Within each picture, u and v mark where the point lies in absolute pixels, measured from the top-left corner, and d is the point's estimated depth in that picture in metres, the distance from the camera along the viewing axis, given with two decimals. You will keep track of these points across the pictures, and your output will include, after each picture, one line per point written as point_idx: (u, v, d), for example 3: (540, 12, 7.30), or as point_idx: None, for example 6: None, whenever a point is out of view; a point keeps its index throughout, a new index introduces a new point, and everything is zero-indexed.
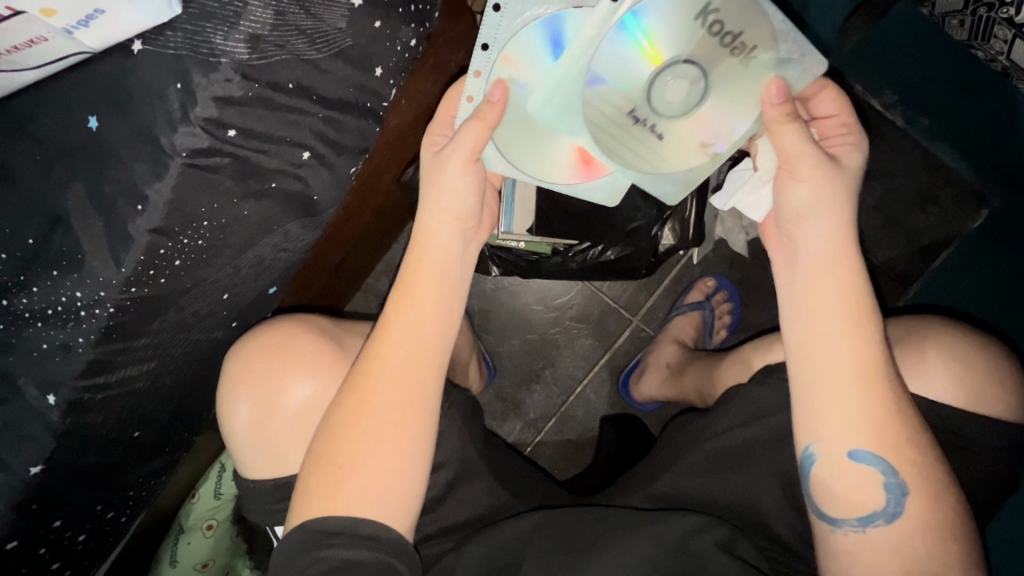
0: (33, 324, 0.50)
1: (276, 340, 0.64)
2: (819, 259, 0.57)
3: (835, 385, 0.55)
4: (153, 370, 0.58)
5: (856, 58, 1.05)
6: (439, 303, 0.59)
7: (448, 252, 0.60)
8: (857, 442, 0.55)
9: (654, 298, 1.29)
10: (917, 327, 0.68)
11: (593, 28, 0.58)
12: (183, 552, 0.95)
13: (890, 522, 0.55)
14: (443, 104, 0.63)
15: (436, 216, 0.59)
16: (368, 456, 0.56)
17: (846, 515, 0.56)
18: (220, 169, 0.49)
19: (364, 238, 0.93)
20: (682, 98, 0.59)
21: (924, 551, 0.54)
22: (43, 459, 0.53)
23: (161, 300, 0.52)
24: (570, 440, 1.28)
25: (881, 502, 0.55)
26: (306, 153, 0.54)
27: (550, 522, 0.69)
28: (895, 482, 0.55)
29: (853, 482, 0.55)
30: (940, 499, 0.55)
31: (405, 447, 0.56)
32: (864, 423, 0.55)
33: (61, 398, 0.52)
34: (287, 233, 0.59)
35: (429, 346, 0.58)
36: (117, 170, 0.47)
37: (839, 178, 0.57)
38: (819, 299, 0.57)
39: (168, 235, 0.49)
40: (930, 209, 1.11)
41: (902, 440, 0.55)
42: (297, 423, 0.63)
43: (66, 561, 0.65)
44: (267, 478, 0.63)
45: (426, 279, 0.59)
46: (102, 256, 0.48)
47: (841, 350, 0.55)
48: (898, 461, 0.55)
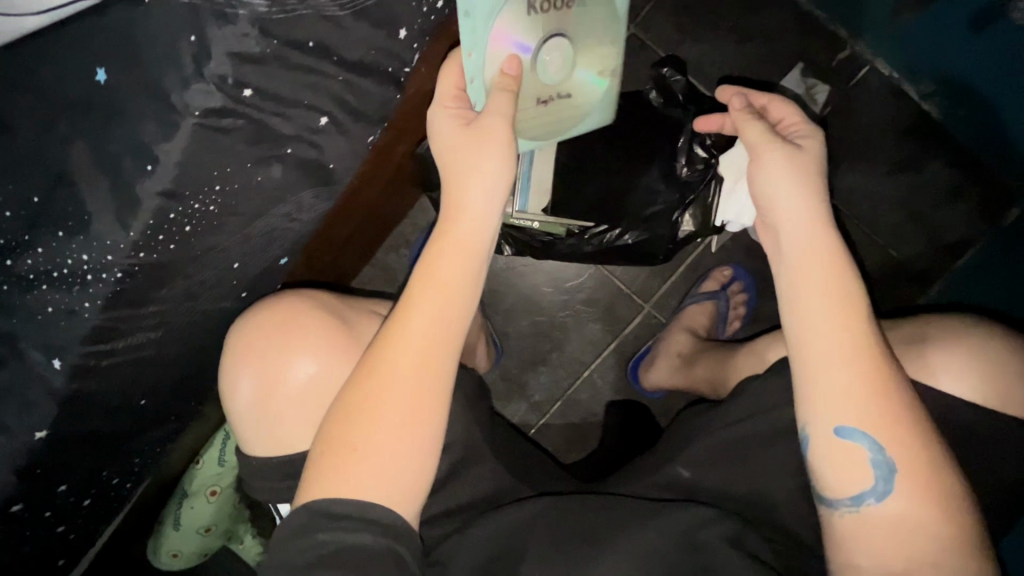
0: (37, 285, 0.46)
1: (279, 317, 0.62)
2: (800, 235, 0.56)
3: (830, 361, 0.53)
4: (159, 339, 0.55)
5: (895, 43, 1.04)
6: (453, 278, 0.57)
7: (474, 226, 0.57)
8: (844, 417, 0.53)
9: (667, 284, 1.27)
10: (920, 327, 0.67)
11: (474, 44, 0.56)
12: (186, 516, 0.99)
13: (891, 505, 0.52)
14: (441, 82, 0.60)
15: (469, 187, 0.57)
16: (378, 440, 0.54)
17: (835, 493, 0.54)
18: (234, 131, 0.45)
19: (373, 212, 0.92)
20: (564, 63, 0.63)
21: (931, 541, 0.51)
22: (47, 425, 0.51)
23: (170, 267, 0.49)
24: (574, 424, 1.27)
25: (869, 481, 0.53)
26: (323, 119, 0.51)
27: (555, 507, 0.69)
28: (882, 459, 0.52)
29: (842, 460, 0.53)
30: (949, 491, 0.52)
31: (409, 428, 0.55)
32: (860, 402, 0.52)
33: (66, 363, 0.49)
34: (300, 202, 0.56)
35: (427, 323, 0.56)
36: (124, 125, 0.43)
37: (804, 161, 0.57)
38: (814, 273, 0.55)
39: (177, 199, 0.45)
40: (959, 206, 1.08)
41: (898, 420, 0.52)
42: (298, 403, 0.61)
43: (70, 525, 0.65)
44: (268, 456, 0.62)
45: (444, 248, 0.57)
46: (108, 219, 0.44)
47: (834, 324, 0.53)
48: (892, 444, 0.52)
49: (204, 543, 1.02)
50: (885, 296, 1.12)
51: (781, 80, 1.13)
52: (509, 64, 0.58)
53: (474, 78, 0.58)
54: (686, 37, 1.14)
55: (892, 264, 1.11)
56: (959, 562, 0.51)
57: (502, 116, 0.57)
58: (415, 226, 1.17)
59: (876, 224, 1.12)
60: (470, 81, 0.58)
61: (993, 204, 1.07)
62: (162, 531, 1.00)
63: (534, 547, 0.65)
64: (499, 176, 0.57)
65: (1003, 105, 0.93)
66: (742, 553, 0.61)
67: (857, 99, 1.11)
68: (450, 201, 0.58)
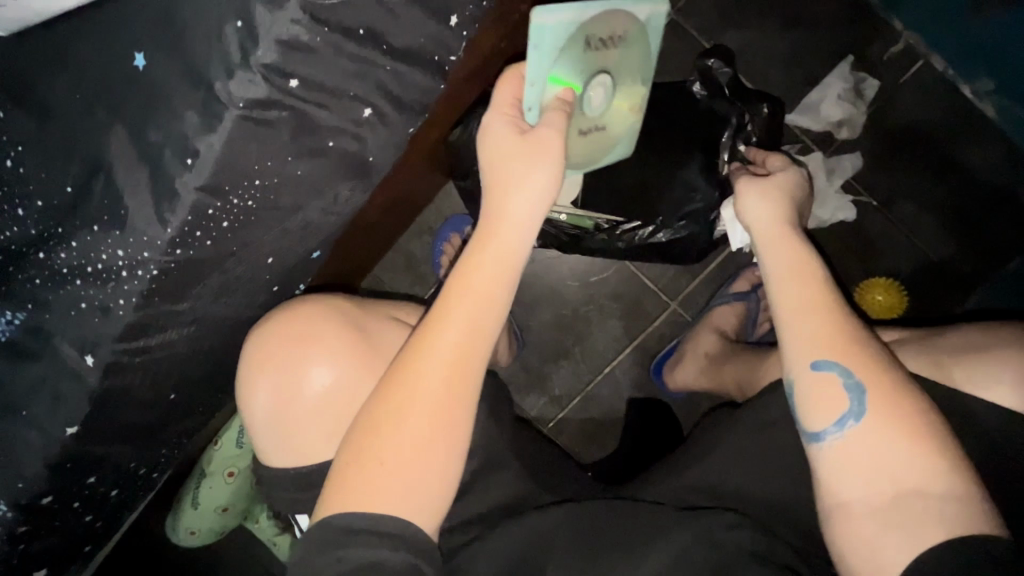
0: (71, 281, 0.45)
1: (301, 327, 0.60)
2: (763, 208, 0.62)
3: (793, 298, 0.55)
4: (191, 335, 0.53)
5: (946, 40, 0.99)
6: (490, 288, 0.55)
7: (515, 237, 0.55)
8: (812, 347, 0.53)
9: (695, 282, 1.24)
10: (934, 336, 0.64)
11: (534, 76, 0.57)
12: (205, 496, 1.00)
13: (871, 426, 0.49)
14: (498, 89, 0.57)
15: (514, 194, 0.54)
16: (402, 454, 0.53)
17: (817, 426, 0.51)
18: (278, 124, 0.42)
19: (399, 199, 0.89)
20: (604, 97, 0.64)
21: (918, 464, 0.47)
22: (79, 421, 0.49)
23: (206, 263, 0.47)
24: (593, 420, 1.26)
25: (845, 403, 0.50)
26: (368, 110, 0.47)
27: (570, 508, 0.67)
28: (855, 382, 0.50)
29: (819, 391, 0.51)
30: (930, 417, 0.49)
31: (438, 446, 0.54)
32: (821, 330, 0.53)
33: (99, 360, 0.47)
34: (338, 196, 0.53)
35: (460, 333, 0.54)
36: (163, 115, 0.40)
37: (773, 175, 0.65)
38: (777, 238, 0.59)
39: (217, 194, 0.43)
40: (1006, 211, 1.04)
41: (858, 344, 0.52)
42: (315, 414, 0.59)
43: (98, 514, 0.64)
44: (287, 466, 0.60)
45: (482, 257, 0.55)
46: (145, 213, 0.42)
47: (793, 274, 0.56)
48: (863, 368, 0.51)
49: (222, 522, 1.03)
50: (924, 303, 1.07)
51: (829, 74, 1.07)
52: (565, 94, 0.58)
53: (531, 107, 0.58)
54: (729, 24, 1.08)
55: (933, 270, 1.07)
56: (948, 486, 0.46)
57: (557, 130, 0.55)
58: (439, 213, 1.14)
59: (919, 227, 1.07)
60: (527, 107, 0.58)
61: None
62: (180, 510, 1.01)
63: (561, 552, 0.64)
64: (546, 181, 0.54)
65: None
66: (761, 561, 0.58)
67: (907, 96, 1.06)
68: (491, 204, 0.55)
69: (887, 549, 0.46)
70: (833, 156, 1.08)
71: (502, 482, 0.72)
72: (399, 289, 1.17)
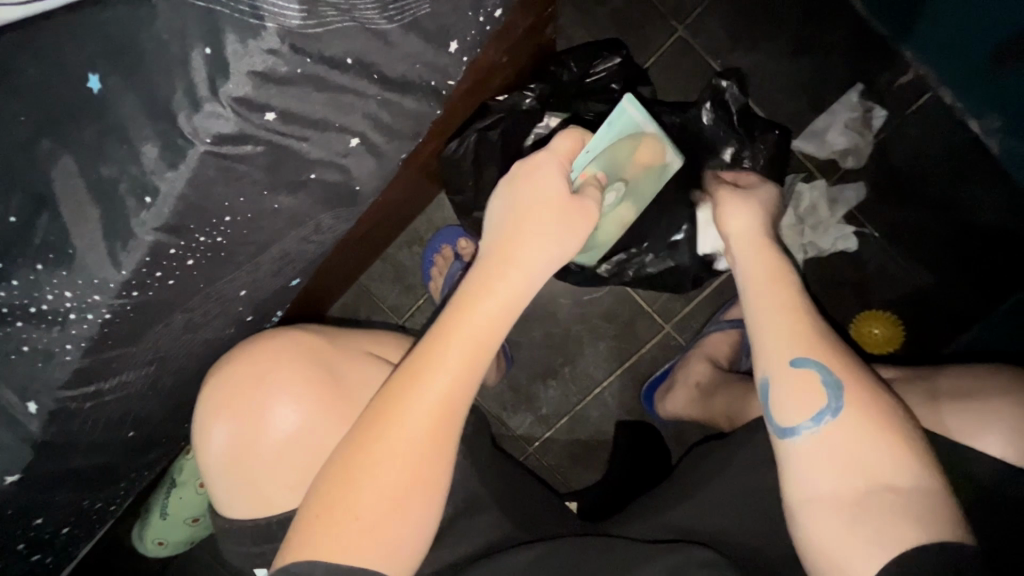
0: (10, 323, 0.39)
1: (266, 364, 0.55)
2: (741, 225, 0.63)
3: (775, 301, 0.54)
4: (151, 373, 0.48)
5: (954, 72, 0.97)
6: (488, 332, 0.51)
7: (524, 284, 0.51)
8: (797, 346, 0.50)
9: (691, 306, 1.20)
10: (931, 384, 0.59)
11: (595, 143, 0.58)
12: (173, 507, 0.98)
13: (848, 422, 0.46)
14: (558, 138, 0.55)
15: (530, 240, 0.51)
16: (379, 508, 0.49)
17: (794, 421, 0.48)
18: (251, 159, 0.38)
19: (387, 214, 0.85)
20: (611, 201, 0.70)
21: (890, 457, 0.44)
22: (19, 469, 0.44)
23: (166, 303, 0.42)
24: (580, 441, 1.24)
25: (822, 397, 0.47)
26: (354, 141, 0.42)
27: (552, 556, 0.63)
28: (833, 379, 0.48)
29: (798, 387, 0.48)
30: (902, 418, 0.46)
31: (416, 496, 0.50)
32: (792, 328, 0.51)
33: (42, 407, 0.42)
34: (319, 225, 0.49)
35: (449, 382, 0.50)
36: (117, 146, 0.35)
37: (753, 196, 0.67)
38: (757, 250, 0.60)
39: (180, 233, 0.38)
40: (1009, 253, 1.01)
41: (833, 343, 0.50)
42: (278, 461, 0.55)
43: (48, 550, 0.60)
44: (246, 518, 0.55)
45: (479, 309, 0.51)
46: (96, 254, 0.37)
47: (764, 279, 0.56)
48: (840, 366, 0.48)
49: (191, 533, 1.01)
50: (919, 341, 1.05)
51: (835, 101, 1.04)
52: (602, 178, 0.59)
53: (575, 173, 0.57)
54: (738, 44, 1.05)
55: (930, 307, 1.05)
56: (919, 479, 0.43)
57: (596, 202, 0.54)
58: (430, 225, 1.10)
59: (916, 263, 1.05)
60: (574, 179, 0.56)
61: None
62: (149, 518, 0.99)
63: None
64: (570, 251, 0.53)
65: None
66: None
67: (914, 129, 1.03)
68: (500, 250, 0.52)
69: (857, 548, 0.43)
70: (836, 186, 1.05)
71: (483, 525, 0.69)
72: (385, 301, 1.13)
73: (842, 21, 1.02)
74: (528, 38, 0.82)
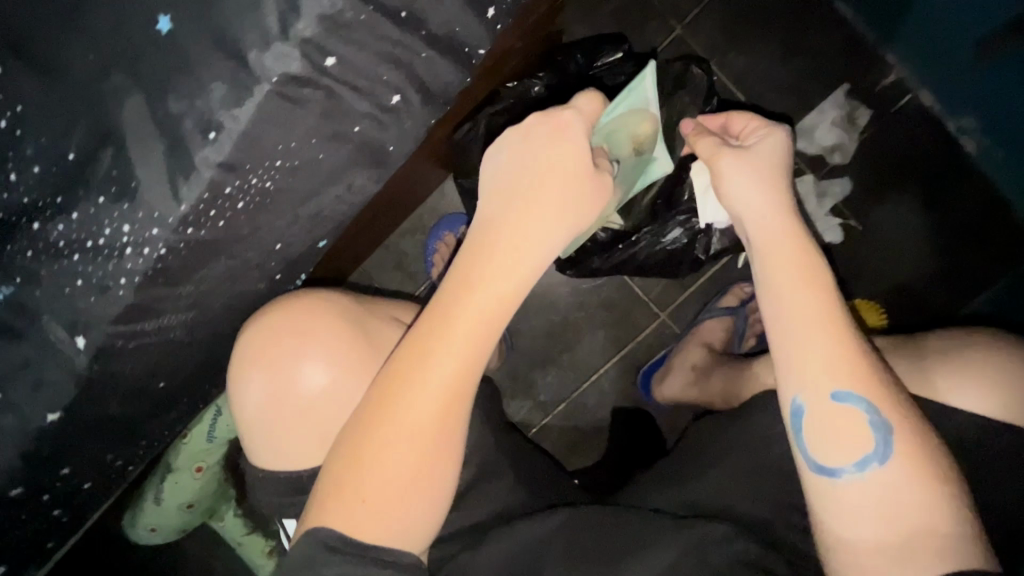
0: (68, 256, 0.41)
1: (302, 319, 0.57)
2: (755, 206, 0.53)
3: (812, 322, 0.49)
4: (190, 322, 0.50)
5: (933, 72, 1.03)
6: (494, 316, 0.54)
7: (533, 269, 0.54)
8: (837, 380, 0.48)
9: (685, 296, 1.24)
10: (916, 346, 0.62)
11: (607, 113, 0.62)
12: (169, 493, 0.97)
13: (894, 468, 0.47)
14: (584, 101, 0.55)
15: (542, 233, 0.53)
16: (387, 491, 0.53)
17: (835, 462, 0.48)
18: (309, 103, 0.40)
19: (398, 193, 0.87)
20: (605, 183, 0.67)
21: (925, 495, 0.46)
22: (62, 407, 0.46)
23: (215, 246, 0.44)
24: (578, 428, 1.26)
25: (869, 443, 0.47)
26: (397, 97, 0.45)
27: (573, 525, 0.65)
28: (881, 420, 0.48)
29: (838, 425, 0.48)
30: (931, 440, 0.48)
31: (422, 488, 0.54)
32: (835, 354, 0.48)
33: (91, 342, 0.43)
34: (353, 185, 0.50)
35: (455, 368, 0.53)
36: (188, 84, 0.38)
37: (762, 161, 0.55)
38: (783, 246, 0.52)
39: (237, 172, 0.40)
40: (982, 246, 1.07)
41: (869, 366, 0.49)
42: (310, 414, 0.57)
43: (68, 508, 0.60)
44: (279, 470, 0.57)
45: (478, 291, 0.53)
46: (158, 187, 0.39)
47: (795, 286, 0.50)
48: (883, 399, 0.48)
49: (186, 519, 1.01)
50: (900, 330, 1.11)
51: (823, 100, 1.10)
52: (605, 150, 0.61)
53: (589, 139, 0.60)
54: (733, 44, 1.10)
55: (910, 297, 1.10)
56: (956, 521, 0.45)
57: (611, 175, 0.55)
58: (434, 212, 1.12)
59: (897, 256, 1.10)
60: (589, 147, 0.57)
61: (1012, 247, 1.06)
62: (144, 502, 0.99)
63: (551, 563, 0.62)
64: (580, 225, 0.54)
65: None
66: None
67: (896, 128, 1.09)
68: (499, 234, 0.53)
69: None
70: (825, 180, 1.11)
71: (493, 491, 0.71)
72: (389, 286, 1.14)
73: (830, 25, 1.08)
74: (539, 26, 0.85)
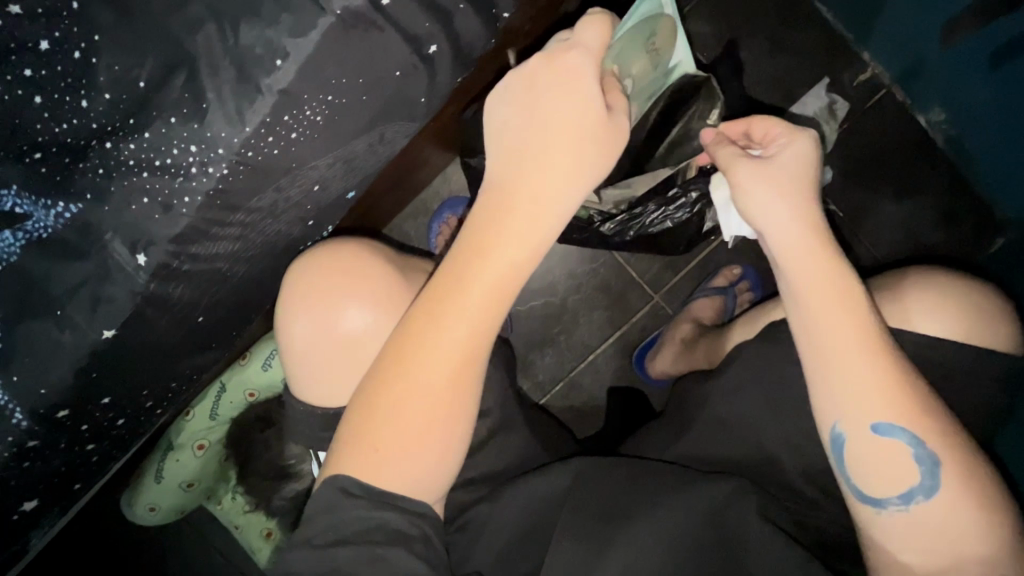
0: (135, 174, 0.47)
1: (346, 262, 0.62)
2: (789, 232, 0.55)
3: (858, 359, 0.52)
4: (235, 254, 0.53)
5: (901, 74, 1.09)
6: (501, 285, 0.53)
7: (535, 236, 0.53)
8: (881, 415, 0.52)
9: (678, 278, 1.29)
10: (891, 281, 0.67)
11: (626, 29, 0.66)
12: (170, 469, 0.98)
13: (937, 495, 0.51)
14: (585, 29, 0.53)
15: (542, 201, 0.52)
16: (402, 442, 0.53)
17: (882, 493, 0.52)
18: (363, 39, 0.46)
19: (409, 165, 0.90)
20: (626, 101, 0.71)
21: (967, 507, 0.51)
22: (116, 325, 0.50)
23: (268, 176, 0.49)
24: (575, 406, 1.30)
25: (915, 475, 0.51)
26: (433, 46, 0.50)
27: (586, 475, 0.67)
28: (925, 453, 0.51)
29: (881, 457, 0.52)
30: (957, 444, 0.52)
31: (433, 446, 0.54)
32: (876, 382, 0.52)
33: (150, 260, 0.48)
34: (386, 132, 0.54)
35: (469, 330, 0.53)
36: (267, 11, 0.44)
37: (790, 182, 0.55)
38: (821, 274, 0.54)
39: (294, 100, 0.46)
40: (952, 230, 1.13)
41: (906, 387, 0.52)
42: (351, 353, 0.61)
43: (98, 447, 0.60)
44: (318, 405, 0.62)
45: (488, 243, 0.53)
46: (225, 111, 0.45)
47: (843, 320, 0.53)
48: (925, 430, 0.51)
49: (183, 500, 1.01)
50: None
51: (806, 93, 1.16)
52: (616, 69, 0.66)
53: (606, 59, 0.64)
54: (722, 39, 1.17)
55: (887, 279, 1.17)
56: (989, 522, 0.51)
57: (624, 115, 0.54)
58: (439, 194, 1.16)
59: (875, 240, 1.16)
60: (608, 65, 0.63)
61: (980, 231, 1.12)
62: (142, 483, 0.99)
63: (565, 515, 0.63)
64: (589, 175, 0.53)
65: (1007, 145, 0.96)
66: (763, 524, 0.59)
67: (874, 120, 1.15)
68: (513, 188, 0.53)
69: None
70: None
71: (504, 444, 0.74)
72: None
73: (813, 23, 1.15)
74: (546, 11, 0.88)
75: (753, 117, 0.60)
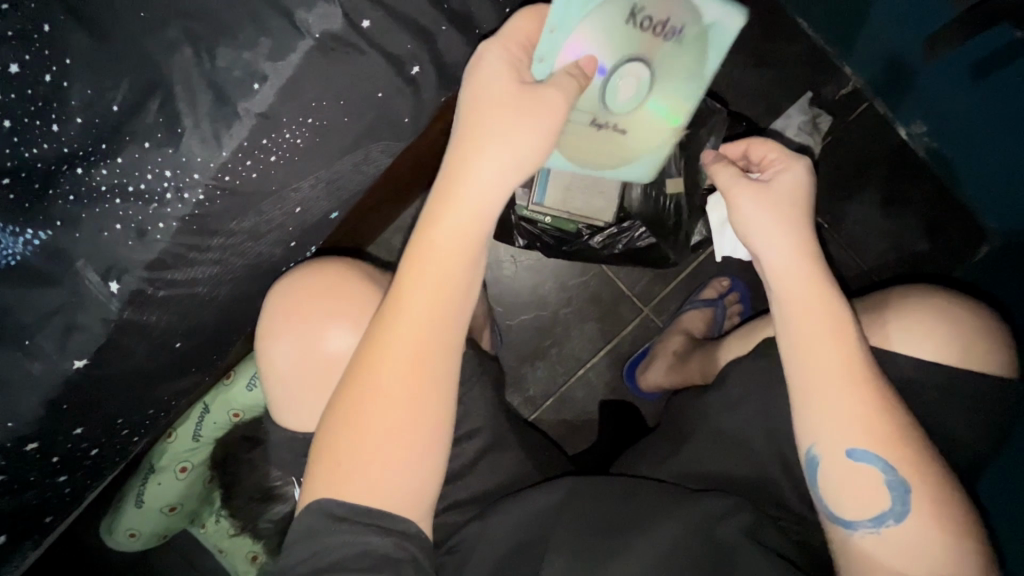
0: (108, 200, 0.45)
1: (330, 281, 0.61)
2: (778, 254, 0.55)
3: (833, 381, 0.52)
4: (214, 278, 0.52)
5: (880, 88, 1.11)
6: (446, 277, 0.51)
7: (471, 222, 0.50)
8: (854, 440, 0.51)
9: (667, 290, 1.29)
10: (876, 303, 0.67)
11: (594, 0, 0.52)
12: (151, 493, 0.95)
13: (909, 521, 0.51)
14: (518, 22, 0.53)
15: (476, 186, 0.50)
16: (373, 459, 0.50)
17: (850, 515, 0.52)
18: (343, 62, 0.46)
19: (394, 181, 0.89)
20: (635, 91, 0.58)
21: (933, 530, 0.51)
22: (90, 353, 0.48)
23: (247, 199, 0.48)
24: (567, 421, 1.28)
25: (887, 501, 0.51)
26: (416, 68, 0.49)
27: (576, 495, 0.65)
28: (897, 480, 0.51)
29: (853, 481, 0.52)
30: (931, 470, 0.51)
31: (408, 463, 0.50)
32: (855, 404, 0.52)
33: (125, 287, 0.47)
34: (369, 152, 0.53)
35: (415, 329, 0.50)
36: (243, 35, 0.43)
37: (780, 199, 0.55)
38: (805, 290, 0.54)
39: (274, 123, 0.46)
40: (937, 239, 1.14)
41: (884, 412, 0.51)
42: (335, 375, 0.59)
43: (72, 478, 0.58)
44: (301, 428, 0.60)
45: (436, 246, 0.50)
46: (202, 134, 0.44)
47: (826, 340, 0.53)
48: (899, 458, 0.51)
49: (166, 524, 0.98)
50: None
51: (789, 107, 1.17)
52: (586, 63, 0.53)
53: (546, 57, 0.52)
54: None
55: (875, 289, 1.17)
56: (960, 550, 0.50)
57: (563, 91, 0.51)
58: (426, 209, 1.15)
59: (861, 250, 1.17)
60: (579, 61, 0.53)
61: (967, 237, 1.13)
62: (122, 509, 0.96)
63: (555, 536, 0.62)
64: (529, 151, 0.50)
65: (986, 153, 0.96)
66: (754, 542, 0.59)
67: (856, 133, 1.17)
68: (451, 182, 0.51)
69: None
70: None
71: (493, 464, 0.73)
72: None
73: (795, 38, 1.16)
74: None
75: (750, 140, 0.61)
